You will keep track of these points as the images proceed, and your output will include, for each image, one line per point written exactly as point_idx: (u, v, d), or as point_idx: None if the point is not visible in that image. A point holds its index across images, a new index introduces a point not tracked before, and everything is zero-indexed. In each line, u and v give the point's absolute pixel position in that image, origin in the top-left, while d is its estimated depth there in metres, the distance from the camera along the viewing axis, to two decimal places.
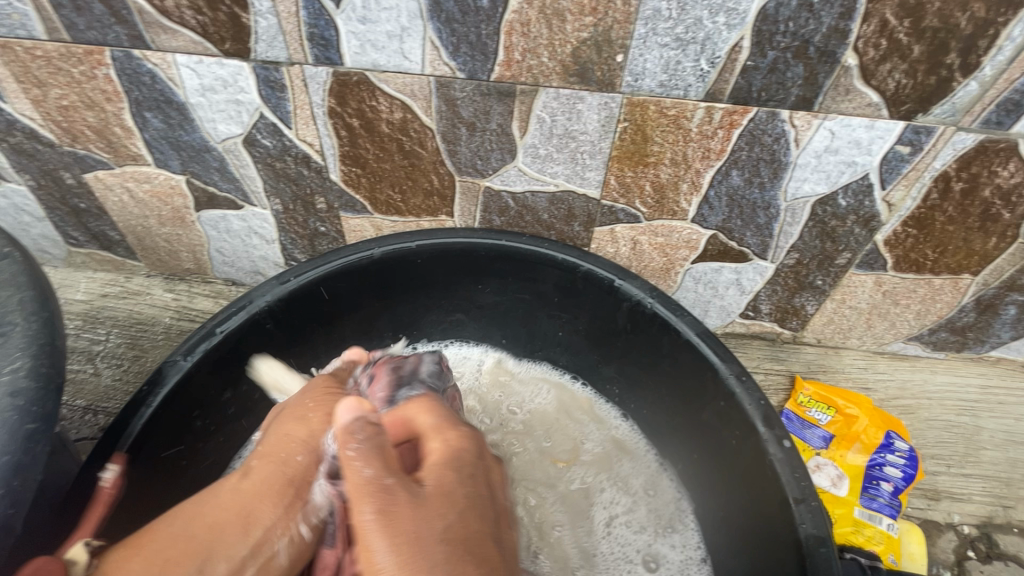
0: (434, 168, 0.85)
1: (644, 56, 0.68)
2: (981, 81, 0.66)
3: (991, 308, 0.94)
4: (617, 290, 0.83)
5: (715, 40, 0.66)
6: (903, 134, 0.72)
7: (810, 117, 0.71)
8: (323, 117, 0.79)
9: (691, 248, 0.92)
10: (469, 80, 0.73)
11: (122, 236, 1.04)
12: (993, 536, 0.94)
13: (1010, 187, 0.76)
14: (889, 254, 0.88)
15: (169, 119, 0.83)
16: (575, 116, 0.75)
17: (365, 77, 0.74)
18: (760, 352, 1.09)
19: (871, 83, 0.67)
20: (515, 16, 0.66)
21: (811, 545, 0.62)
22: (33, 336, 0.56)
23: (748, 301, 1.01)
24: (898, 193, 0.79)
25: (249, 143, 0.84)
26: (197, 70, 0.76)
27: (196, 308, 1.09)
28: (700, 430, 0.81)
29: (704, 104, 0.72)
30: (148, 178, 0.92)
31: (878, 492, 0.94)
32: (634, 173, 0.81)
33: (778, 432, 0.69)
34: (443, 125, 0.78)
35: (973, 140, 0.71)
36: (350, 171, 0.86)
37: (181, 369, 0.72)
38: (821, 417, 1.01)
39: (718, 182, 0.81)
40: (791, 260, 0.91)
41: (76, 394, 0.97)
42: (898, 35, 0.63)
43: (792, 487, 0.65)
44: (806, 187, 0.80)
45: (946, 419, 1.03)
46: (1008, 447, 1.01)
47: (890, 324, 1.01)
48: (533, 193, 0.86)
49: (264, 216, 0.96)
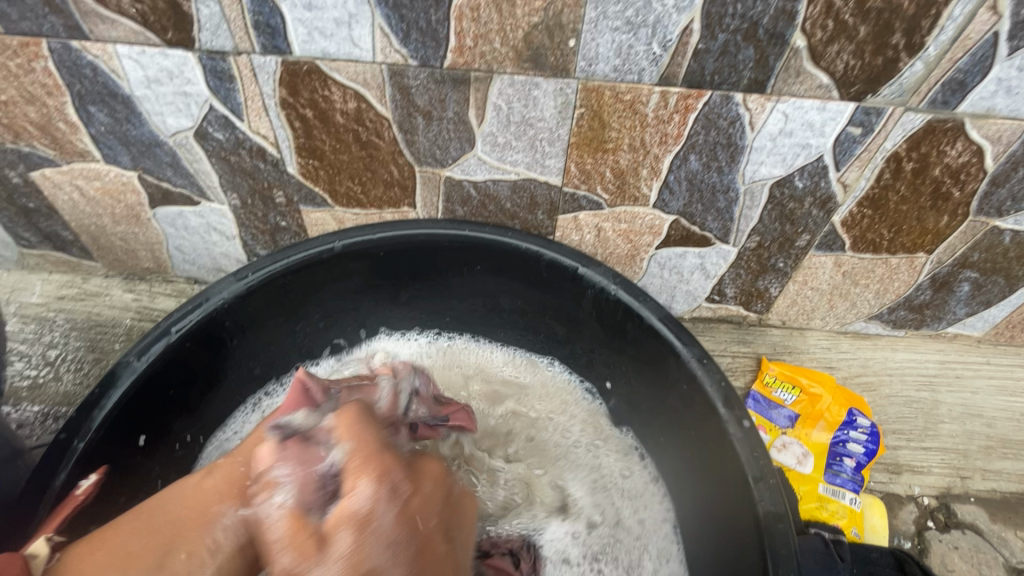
0: (393, 159, 0.84)
1: (596, 41, 0.68)
2: (925, 62, 0.67)
3: (946, 285, 0.97)
4: (580, 278, 0.83)
5: (665, 24, 0.66)
6: (854, 115, 0.73)
7: (763, 99, 0.72)
8: (275, 109, 0.77)
9: (655, 234, 0.92)
10: (422, 67, 0.72)
11: (75, 236, 1.01)
12: (952, 506, 0.97)
13: (959, 165, 0.78)
14: (847, 235, 0.89)
15: (115, 113, 0.80)
16: (531, 103, 0.74)
17: (316, 67, 0.72)
18: (728, 336, 1.10)
19: (820, 64, 0.68)
20: (464, 1, 0.65)
21: (769, 521, 0.63)
22: None
23: (713, 285, 1.02)
24: (852, 173, 0.80)
25: (201, 136, 0.82)
26: (141, 61, 0.73)
27: (157, 307, 1.06)
28: (665, 414, 0.81)
29: (658, 88, 0.72)
30: (98, 174, 0.89)
31: (841, 468, 0.97)
32: (593, 160, 0.81)
33: (737, 413, 0.70)
34: (399, 114, 0.77)
35: (921, 120, 0.72)
36: (306, 163, 0.85)
37: (135, 370, 0.71)
38: (787, 397, 1.03)
39: (677, 167, 0.81)
40: (752, 243, 0.92)
41: (34, 399, 0.94)
42: (844, 17, 0.64)
43: (751, 466, 0.66)
44: (763, 170, 0.80)
45: (906, 395, 1.06)
46: (966, 420, 1.04)
47: (851, 304, 1.03)
48: (494, 182, 0.86)
49: (222, 211, 0.94)
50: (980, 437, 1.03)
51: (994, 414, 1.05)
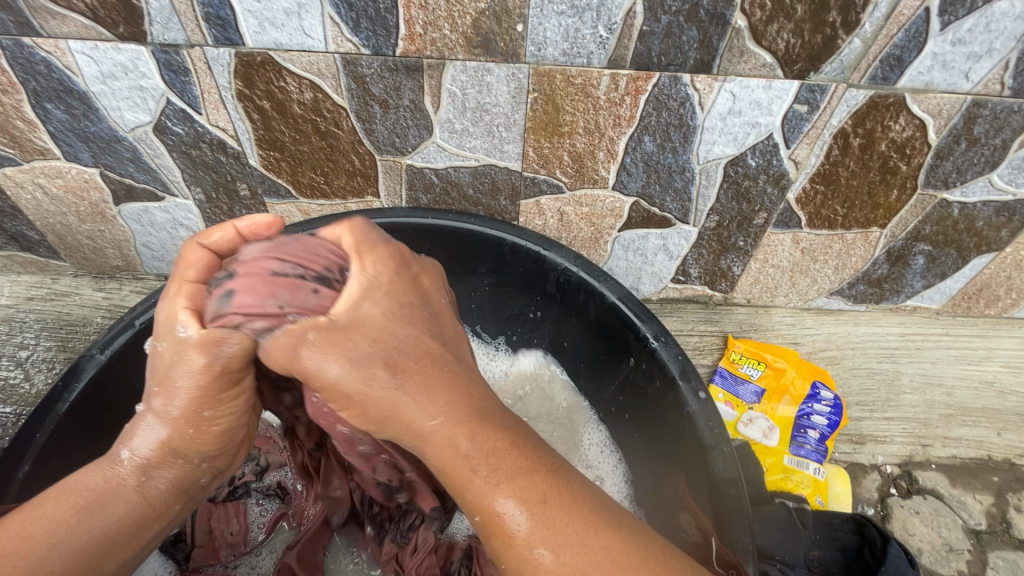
0: (353, 149, 0.85)
1: (544, 25, 0.69)
2: (863, 38, 0.69)
3: (901, 259, 1.00)
4: (543, 260, 0.84)
5: (609, 7, 0.67)
6: (799, 93, 0.75)
7: (710, 80, 0.74)
8: (232, 101, 0.78)
9: (616, 217, 0.94)
10: (375, 56, 0.73)
11: (42, 235, 1.01)
12: (914, 473, 1.00)
13: (904, 140, 0.80)
14: (802, 211, 0.92)
15: (73, 109, 0.80)
16: (485, 89, 0.76)
17: (269, 57, 0.73)
18: (695, 315, 1.13)
19: (762, 43, 0.70)
20: None
21: (722, 487, 0.65)
22: None
23: (677, 266, 1.04)
24: (802, 150, 0.82)
25: (160, 130, 0.83)
26: (94, 56, 0.73)
27: (128, 304, 1.06)
28: (626, 389, 0.84)
29: (608, 70, 0.73)
30: (60, 172, 0.89)
31: (805, 439, 0.99)
32: (550, 144, 0.82)
33: (693, 385, 0.72)
34: (356, 103, 0.78)
35: (864, 96, 0.75)
36: (268, 155, 0.86)
37: (99, 363, 0.71)
38: (752, 372, 1.05)
39: (633, 148, 0.83)
40: (711, 223, 0.94)
41: (4, 400, 0.94)
42: None
43: (707, 434, 0.68)
44: (716, 150, 0.82)
45: (868, 367, 1.09)
46: (926, 390, 1.08)
47: (812, 281, 1.06)
48: (455, 168, 0.87)
49: (187, 206, 0.94)
50: (940, 406, 1.06)
51: (953, 383, 1.08)
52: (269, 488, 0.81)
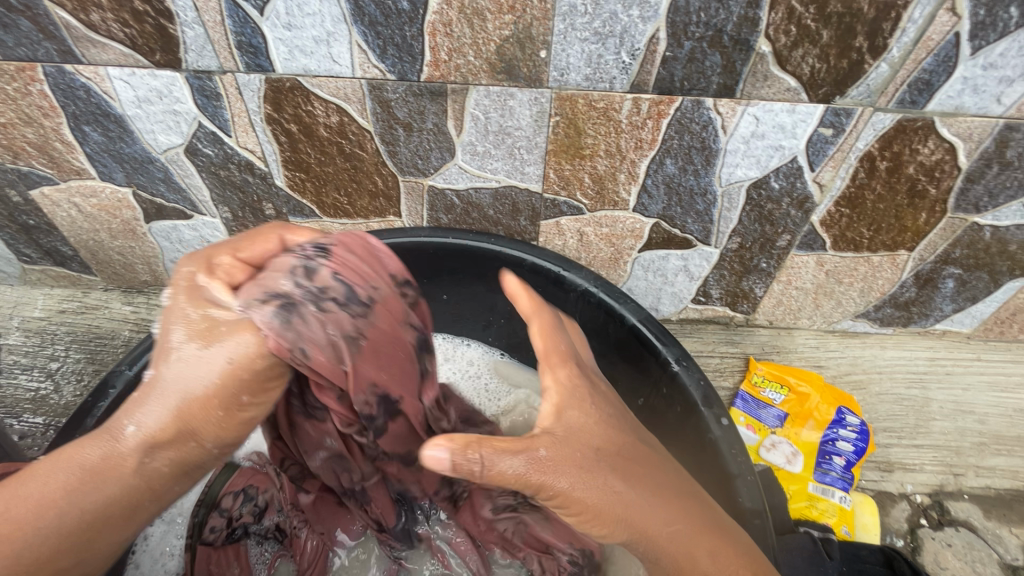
0: (376, 170, 0.86)
1: (567, 51, 0.70)
2: (890, 63, 0.68)
3: (930, 282, 0.97)
4: (563, 281, 0.84)
5: (632, 33, 0.68)
6: (824, 117, 0.74)
7: (733, 104, 0.73)
8: (261, 124, 0.80)
9: (637, 237, 0.93)
10: (400, 81, 0.74)
11: (75, 251, 1.04)
12: (945, 503, 0.97)
13: (933, 163, 0.79)
14: (827, 234, 0.90)
15: (109, 132, 0.83)
16: (508, 112, 0.76)
17: (298, 83, 0.75)
18: (715, 336, 1.11)
19: (786, 68, 0.69)
20: (436, 17, 0.68)
21: (747, 517, 0.64)
22: None
23: (698, 287, 1.03)
24: (827, 174, 0.81)
25: (191, 152, 0.85)
26: (131, 82, 0.76)
27: (155, 318, 1.09)
28: (645, 410, 0.83)
29: (630, 95, 0.73)
30: (95, 192, 0.92)
31: (831, 466, 0.96)
32: (571, 166, 0.83)
33: (716, 411, 0.71)
34: (380, 127, 0.79)
35: (891, 120, 0.74)
36: (294, 176, 0.87)
37: (127, 379, 0.72)
38: (775, 396, 1.03)
39: (654, 171, 0.83)
40: (733, 244, 0.93)
41: (35, 410, 0.97)
42: (806, 21, 0.65)
43: (731, 463, 0.67)
44: (738, 173, 0.82)
45: (896, 393, 1.06)
46: (957, 417, 1.04)
47: (837, 303, 1.04)
48: (476, 190, 0.88)
49: (215, 224, 0.97)
50: (972, 434, 1.03)
51: (986, 411, 1.05)
52: (269, 531, 0.77)
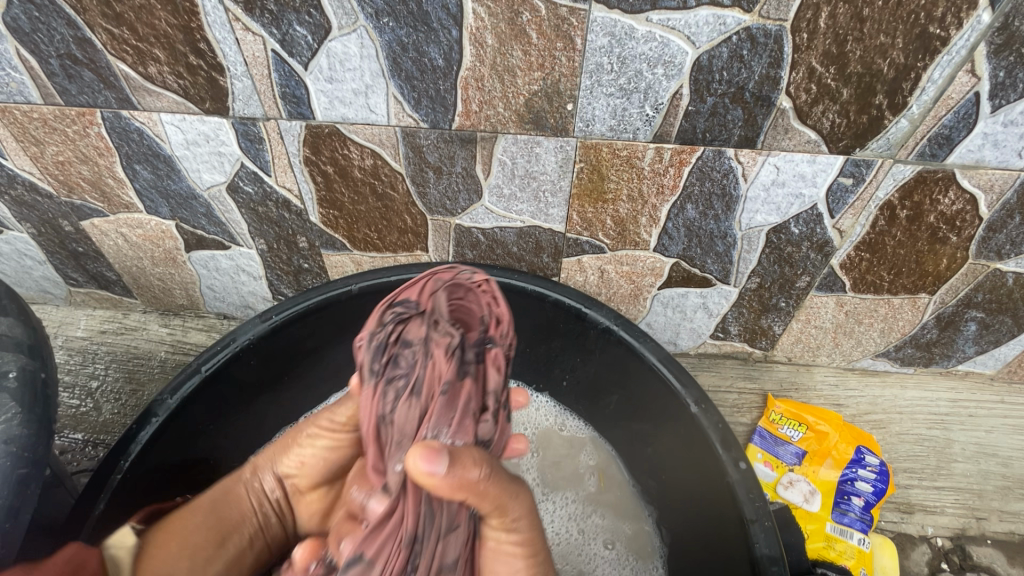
0: (406, 209, 0.90)
1: (593, 105, 0.73)
2: (910, 119, 0.70)
3: (951, 324, 0.97)
4: (584, 318, 0.87)
5: (656, 89, 0.70)
6: (844, 167, 0.75)
7: (754, 154, 0.75)
8: (299, 165, 0.84)
9: (657, 276, 0.95)
10: (432, 129, 0.78)
11: (118, 276, 1.10)
12: (967, 548, 0.96)
13: (953, 212, 0.79)
14: (846, 276, 0.91)
15: (158, 170, 0.88)
16: (534, 159, 0.80)
17: (336, 130, 0.79)
18: (733, 371, 1.12)
19: (807, 122, 0.71)
20: (469, 72, 0.71)
21: (765, 564, 0.65)
22: (14, 393, 0.60)
23: (716, 323, 1.04)
24: (847, 220, 0.82)
25: (232, 189, 0.90)
26: (181, 127, 0.81)
27: (189, 341, 1.13)
28: (664, 448, 0.84)
29: (653, 144, 0.76)
30: (141, 223, 0.98)
31: (850, 507, 0.96)
32: (594, 209, 0.86)
33: (734, 455, 0.72)
34: (412, 170, 0.83)
35: (911, 171, 0.75)
36: (328, 213, 0.92)
37: (168, 407, 0.77)
38: (794, 434, 1.04)
39: (675, 215, 0.85)
40: (753, 284, 0.95)
41: (75, 427, 1.01)
42: (826, 80, 0.68)
43: (748, 508, 0.68)
44: (758, 218, 0.84)
45: (917, 433, 1.06)
46: (980, 459, 1.03)
47: (856, 342, 1.04)
48: (501, 229, 0.91)
49: (250, 255, 1.01)
50: (995, 477, 1.02)
51: (1010, 454, 1.04)
52: None
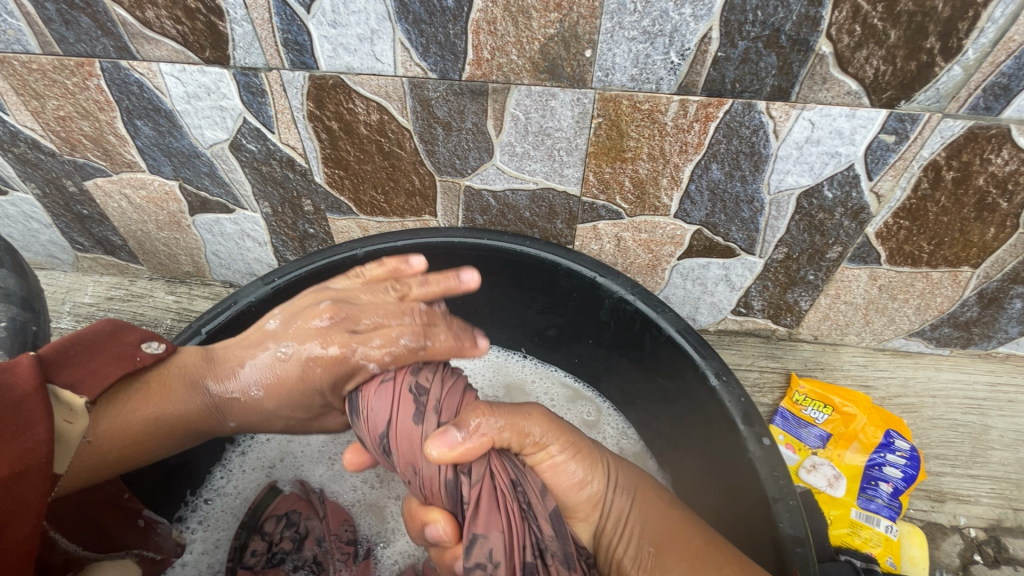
0: (414, 169, 0.86)
1: (613, 50, 0.68)
2: (964, 66, 0.63)
3: (995, 302, 0.91)
4: (598, 287, 0.82)
5: (683, 32, 0.65)
6: (887, 122, 0.69)
7: (788, 107, 0.70)
8: (303, 121, 0.81)
9: (677, 244, 0.90)
10: (441, 80, 0.73)
11: (124, 240, 1.08)
12: (1003, 540, 0.90)
13: (1006, 174, 0.73)
14: (882, 247, 0.85)
15: (159, 126, 0.85)
16: (549, 113, 0.75)
17: (341, 80, 0.75)
18: (755, 350, 1.07)
19: (848, 70, 0.65)
20: (481, 15, 0.67)
21: (788, 545, 0.60)
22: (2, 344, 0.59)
23: (739, 297, 0.99)
24: (886, 183, 0.76)
25: (235, 147, 0.87)
26: (181, 78, 0.78)
27: (196, 309, 1.12)
28: (682, 425, 0.80)
29: (677, 97, 0.71)
30: (144, 183, 0.95)
31: (877, 493, 0.91)
32: (612, 169, 0.80)
33: (757, 430, 0.67)
34: (420, 125, 0.79)
35: (962, 127, 0.68)
36: (333, 173, 0.88)
37: None
38: (818, 415, 0.98)
39: (698, 176, 0.80)
40: (779, 255, 0.89)
41: None
42: (872, 20, 0.62)
43: (771, 486, 0.63)
44: (789, 180, 0.78)
45: (951, 418, 0.99)
46: (1019, 447, 0.97)
47: (889, 320, 0.98)
48: (513, 191, 0.86)
49: (255, 219, 0.98)
50: None
51: None
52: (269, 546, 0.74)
